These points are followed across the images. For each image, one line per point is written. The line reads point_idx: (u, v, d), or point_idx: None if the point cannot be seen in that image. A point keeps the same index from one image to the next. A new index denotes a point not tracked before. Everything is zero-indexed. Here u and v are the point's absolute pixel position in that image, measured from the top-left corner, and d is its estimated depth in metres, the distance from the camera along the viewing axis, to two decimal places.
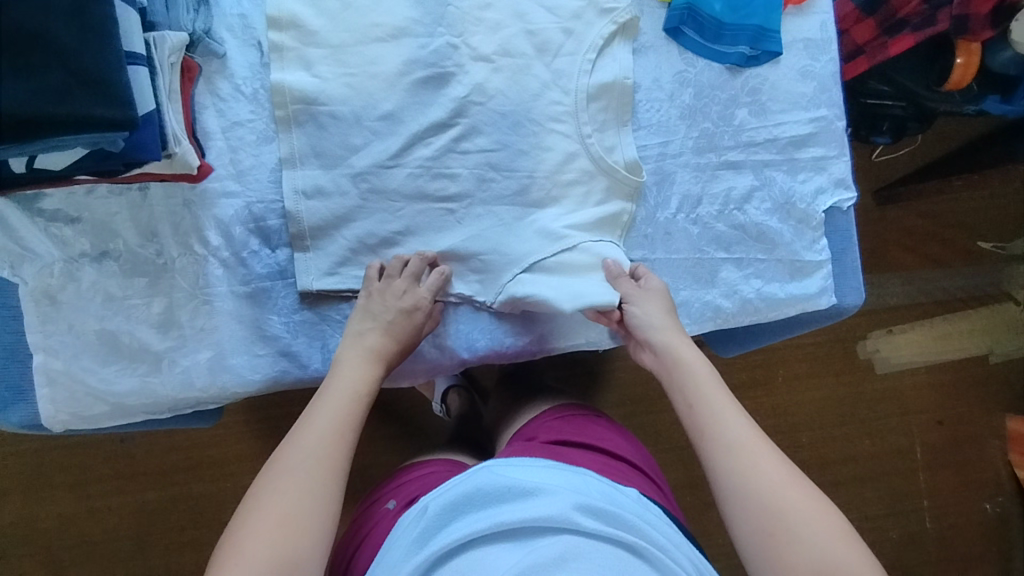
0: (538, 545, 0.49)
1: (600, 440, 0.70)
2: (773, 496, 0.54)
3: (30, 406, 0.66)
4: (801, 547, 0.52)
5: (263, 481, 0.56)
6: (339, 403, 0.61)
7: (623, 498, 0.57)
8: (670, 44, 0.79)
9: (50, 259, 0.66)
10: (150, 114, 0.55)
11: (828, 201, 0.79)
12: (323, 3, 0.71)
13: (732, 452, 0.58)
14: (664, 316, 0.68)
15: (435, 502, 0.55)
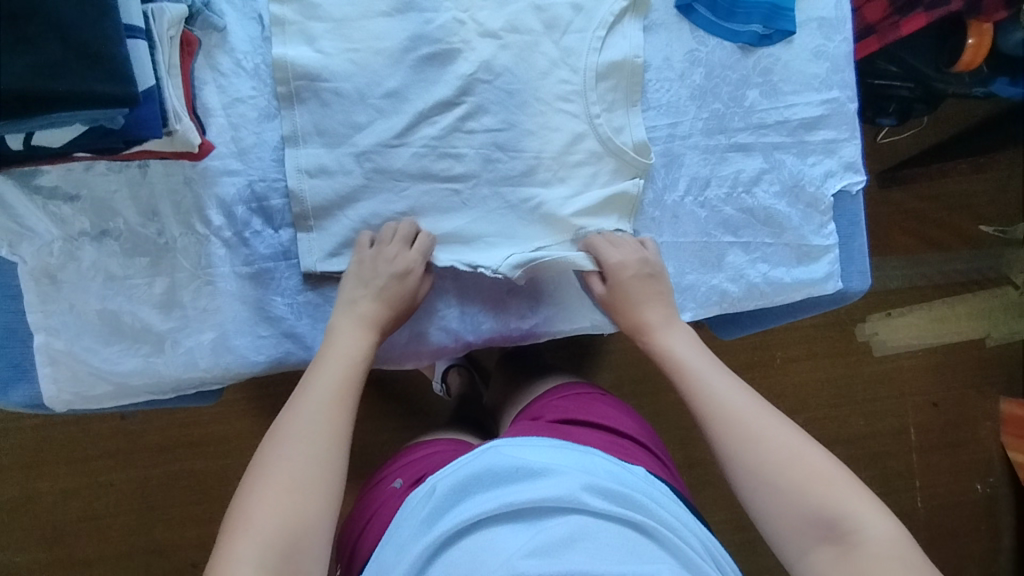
0: (548, 526, 0.49)
1: (605, 418, 0.70)
2: (764, 453, 0.58)
3: (31, 386, 0.66)
4: (797, 492, 0.56)
5: (265, 455, 0.55)
6: (336, 372, 0.61)
7: (628, 475, 0.57)
8: (682, 22, 0.77)
9: (50, 237, 0.64)
10: (151, 90, 0.53)
11: (837, 184, 0.79)
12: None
13: (720, 414, 0.61)
14: (644, 300, 0.70)
15: (444, 482, 0.55)
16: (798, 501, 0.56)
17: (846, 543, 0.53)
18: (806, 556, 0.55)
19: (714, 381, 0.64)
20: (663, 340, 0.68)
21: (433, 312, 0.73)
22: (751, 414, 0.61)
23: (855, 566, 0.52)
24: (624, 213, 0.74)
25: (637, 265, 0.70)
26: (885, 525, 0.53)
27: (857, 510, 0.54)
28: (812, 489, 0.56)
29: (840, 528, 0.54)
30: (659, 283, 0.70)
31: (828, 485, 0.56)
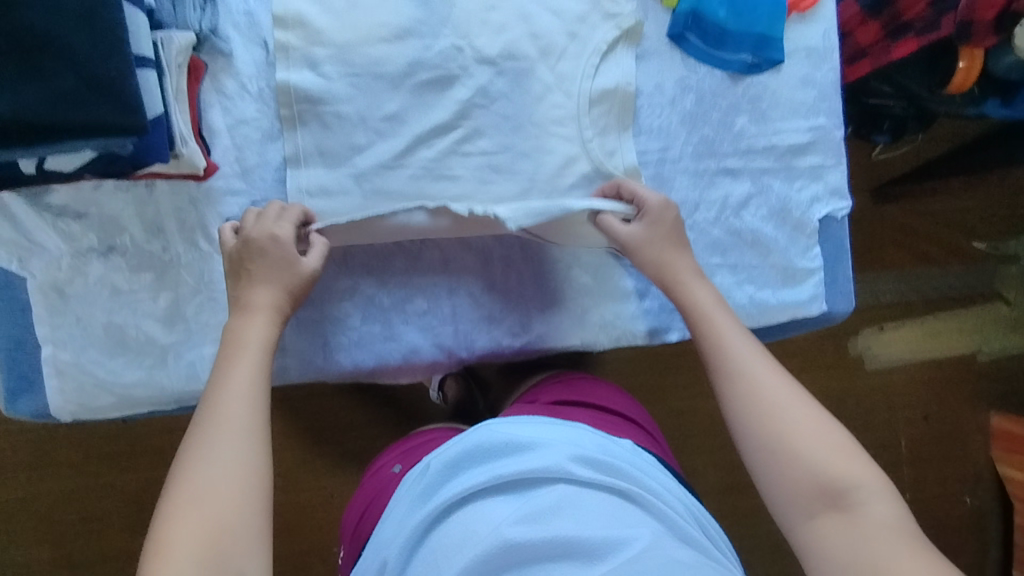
0: (535, 495, 0.54)
1: (589, 395, 0.77)
2: (782, 424, 0.63)
3: (37, 397, 0.68)
4: (814, 462, 0.61)
5: (176, 477, 0.56)
6: (240, 377, 0.61)
7: (615, 447, 0.62)
8: (674, 50, 0.79)
9: (59, 253, 0.67)
10: (158, 117, 0.56)
11: (824, 210, 0.81)
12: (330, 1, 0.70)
13: (752, 383, 0.66)
14: (671, 243, 0.72)
15: (437, 459, 0.60)
16: (810, 470, 0.61)
17: (851, 512, 0.59)
18: (811, 521, 0.60)
19: (741, 347, 0.68)
20: (688, 290, 0.71)
21: (427, 326, 0.75)
22: (773, 386, 0.66)
23: (859, 532, 0.58)
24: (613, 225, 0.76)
25: (661, 211, 0.72)
26: (886, 502, 0.59)
27: (865, 484, 0.60)
28: (828, 462, 0.61)
29: (846, 497, 0.59)
30: (681, 230, 0.72)
31: (839, 458, 0.61)
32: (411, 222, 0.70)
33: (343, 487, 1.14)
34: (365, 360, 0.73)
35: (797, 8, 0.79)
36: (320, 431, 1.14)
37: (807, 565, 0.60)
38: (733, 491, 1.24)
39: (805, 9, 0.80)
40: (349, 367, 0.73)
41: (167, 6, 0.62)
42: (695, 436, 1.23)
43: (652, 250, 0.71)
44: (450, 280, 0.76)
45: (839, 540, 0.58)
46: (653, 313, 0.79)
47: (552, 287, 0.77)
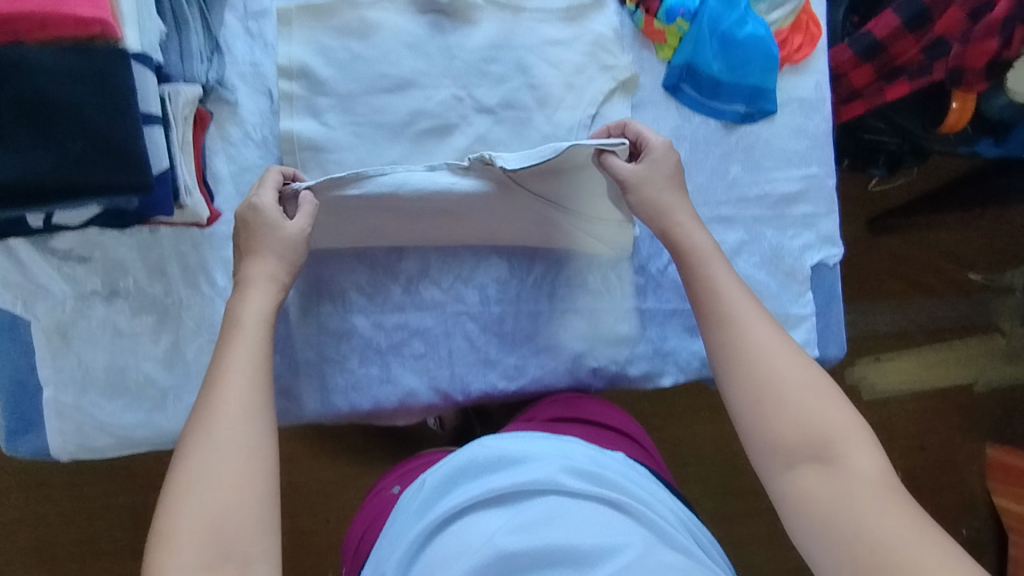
0: (527, 508, 0.54)
1: (586, 411, 0.76)
2: (766, 369, 0.62)
3: (38, 437, 0.69)
4: (798, 411, 0.59)
5: (181, 459, 0.56)
6: (242, 356, 0.61)
7: (607, 460, 0.63)
8: (669, 100, 0.80)
9: (63, 296, 0.68)
10: (164, 172, 0.57)
11: (815, 256, 0.82)
12: (333, 52, 0.72)
13: (740, 326, 0.64)
14: (666, 183, 0.71)
15: (433, 476, 0.61)
16: (792, 419, 0.59)
17: (833, 465, 0.57)
18: (789, 471, 0.59)
19: (729, 295, 0.66)
20: (687, 233, 0.70)
21: (424, 369, 0.76)
22: (760, 333, 0.64)
23: (838, 485, 0.56)
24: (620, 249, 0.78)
25: (664, 152, 0.72)
26: (872, 457, 0.57)
27: (849, 438, 0.58)
28: (813, 411, 0.59)
29: (830, 448, 0.58)
30: (681, 173, 0.72)
31: (824, 410, 0.59)
32: (408, 175, 0.70)
33: (339, 514, 1.14)
34: (362, 403, 0.74)
35: (791, 60, 0.81)
36: (317, 457, 1.14)
37: (787, 519, 0.59)
38: (729, 519, 1.24)
39: (798, 60, 0.81)
40: (346, 409, 0.74)
41: (175, 60, 0.64)
42: (691, 464, 1.23)
43: (650, 188, 0.71)
44: (448, 323, 0.76)
45: (820, 491, 0.56)
46: (647, 358, 0.79)
47: (550, 331, 0.78)
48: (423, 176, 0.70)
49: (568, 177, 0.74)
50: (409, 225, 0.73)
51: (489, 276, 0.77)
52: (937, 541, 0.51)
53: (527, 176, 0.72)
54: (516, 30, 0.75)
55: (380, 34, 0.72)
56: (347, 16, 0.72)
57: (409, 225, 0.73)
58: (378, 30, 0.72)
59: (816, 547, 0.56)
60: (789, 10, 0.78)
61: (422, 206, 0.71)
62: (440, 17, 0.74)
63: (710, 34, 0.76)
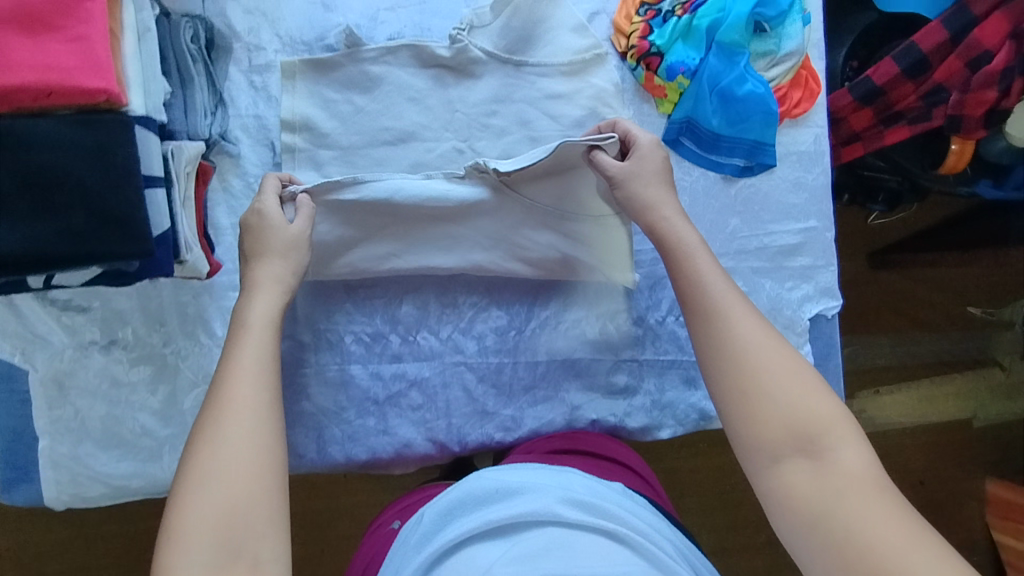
0: (525, 537, 0.53)
1: (583, 441, 0.74)
2: (749, 361, 0.59)
3: (31, 487, 0.68)
4: (781, 403, 0.58)
5: (190, 460, 0.54)
6: (249, 354, 0.60)
7: (604, 489, 0.62)
8: (669, 153, 0.81)
9: (61, 345, 0.68)
10: (164, 233, 0.57)
11: (814, 308, 0.83)
12: (336, 105, 0.73)
13: (722, 315, 0.62)
14: (654, 181, 0.69)
15: (432, 509, 0.61)
16: (778, 412, 0.57)
17: (820, 458, 0.56)
18: (776, 464, 0.57)
19: (715, 284, 0.64)
20: (673, 228, 0.68)
21: (420, 421, 0.75)
22: (746, 327, 0.61)
23: (824, 479, 0.55)
24: (616, 300, 0.79)
25: (653, 149, 0.70)
26: (857, 449, 0.56)
27: (834, 429, 0.57)
28: (797, 403, 0.57)
29: (816, 442, 0.56)
30: (669, 172, 0.70)
31: (810, 401, 0.58)
32: (402, 183, 0.70)
33: (333, 550, 1.13)
34: (358, 454, 0.74)
35: (790, 115, 0.81)
36: (313, 487, 1.14)
37: (771, 511, 0.57)
38: (728, 553, 1.23)
39: (798, 114, 0.82)
40: (341, 459, 0.74)
41: (179, 114, 0.64)
42: (690, 496, 1.23)
43: (639, 184, 0.69)
44: (445, 373, 0.76)
45: (806, 486, 0.55)
46: (645, 410, 0.79)
47: (549, 379, 0.78)
48: (420, 184, 0.71)
49: (567, 184, 0.73)
50: (409, 240, 0.73)
51: (488, 325, 0.77)
52: (924, 535, 0.50)
53: (522, 180, 0.72)
54: (518, 84, 0.76)
55: (383, 88, 0.73)
56: (350, 70, 0.73)
57: (409, 244, 0.73)
58: (381, 84, 0.73)
59: (801, 541, 0.54)
60: (790, 66, 0.79)
61: (418, 211, 0.71)
62: (443, 71, 0.75)
63: (709, 90, 0.77)
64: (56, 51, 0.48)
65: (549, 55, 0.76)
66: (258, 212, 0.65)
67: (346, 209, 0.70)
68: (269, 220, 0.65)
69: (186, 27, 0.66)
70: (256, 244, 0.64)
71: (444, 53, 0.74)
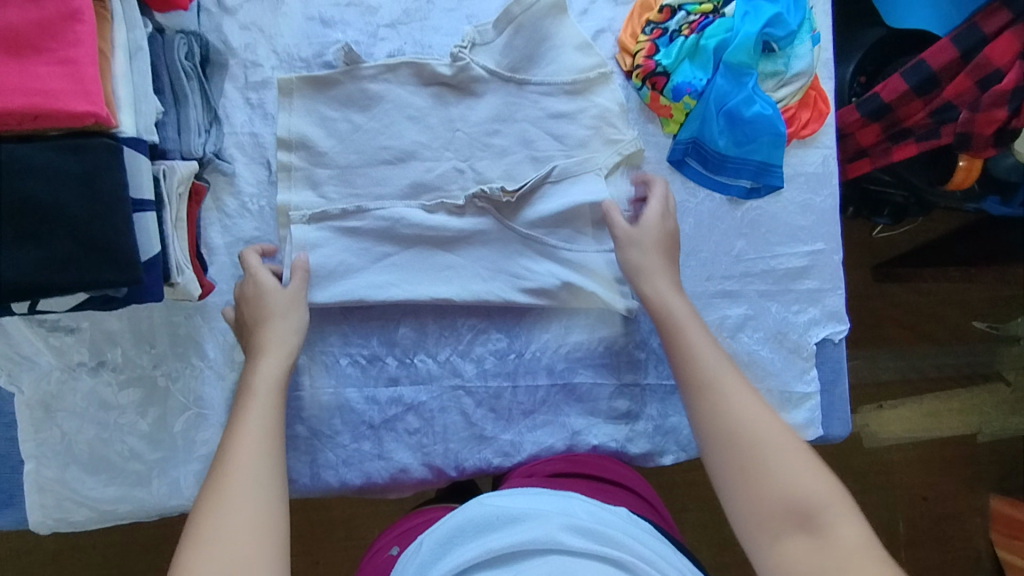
0: (525, 568, 0.51)
1: (585, 465, 0.72)
2: (744, 438, 0.60)
3: (15, 511, 0.66)
4: (777, 480, 0.58)
5: (194, 533, 0.53)
6: (254, 420, 0.60)
7: (609, 515, 0.60)
8: (674, 174, 0.79)
9: (48, 367, 0.67)
10: (154, 257, 0.55)
11: (821, 332, 0.81)
12: (333, 123, 0.71)
13: (713, 390, 0.64)
14: (658, 247, 0.71)
15: (430, 537, 0.60)
16: (776, 488, 0.58)
17: (820, 536, 0.55)
18: (776, 544, 0.56)
19: (709, 358, 0.65)
20: (664, 299, 0.69)
21: (417, 445, 0.73)
22: (738, 400, 0.63)
23: (826, 556, 0.54)
24: (618, 324, 0.77)
25: (658, 218, 0.72)
26: (857, 526, 0.55)
27: (833, 506, 0.56)
28: (793, 480, 0.58)
29: (815, 520, 0.56)
30: (674, 242, 0.72)
31: (807, 476, 0.58)
32: (406, 212, 0.70)
33: (328, 564, 1.11)
34: (353, 479, 0.72)
35: (798, 136, 0.79)
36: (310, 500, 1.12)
37: None
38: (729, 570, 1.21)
39: (807, 134, 0.80)
40: (335, 484, 0.72)
41: (172, 133, 0.63)
42: (690, 512, 1.21)
43: (636, 251, 0.71)
44: (444, 398, 0.74)
45: (809, 565, 0.54)
46: (648, 436, 0.77)
47: (549, 404, 0.76)
48: (422, 214, 0.71)
49: (573, 212, 0.73)
50: (409, 270, 0.71)
51: (487, 349, 0.75)
52: None
53: (526, 206, 0.73)
54: (520, 103, 0.74)
55: (382, 106, 0.72)
56: (349, 88, 0.71)
57: (408, 275, 0.71)
58: (380, 102, 0.72)
59: None
60: (798, 88, 0.77)
61: (421, 241, 0.71)
62: (444, 89, 0.73)
63: (716, 110, 0.75)
64: (41, 75, 0.47)
65: (552, 74, 0.74)
66: (254, 282, 0.66)
67: (348, 237, 0.70)
68: (265, 287, 0.65)
69: (180, 44, 0.65)
70: (258, 310, 0.65)
71: (445, 71, 0.73)
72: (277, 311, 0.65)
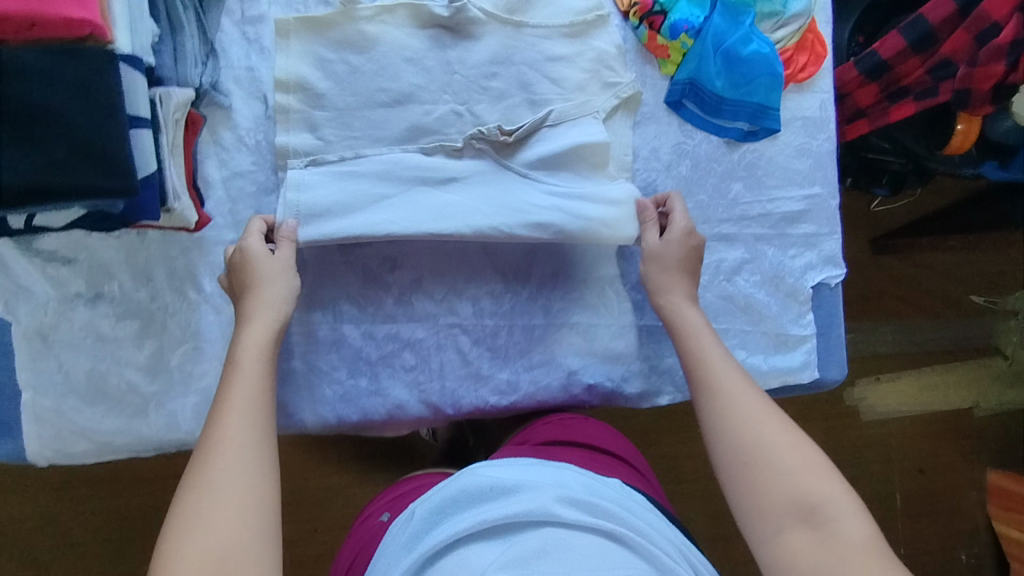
0: (520, 540, 0.51)
1: (579, 433, 0.73)
2: (750, 434, 0.61)
3: (13, 442, 0.67)
4: (781, 473, 0.59)
5: (174, 527, 0.52)
6: (241, 393, 0.60)
7: (603, 487, 0.59)
8: (671, 115, 0.79)
9: (46, 298, 0.67)
10: (151, 176, 0.56)
11: (817, 276, 0.81)
12: (331, 65, 0.71)
13: (718, 390, 0.65)
14: (674, 259, 0.72)
15: (423, 506, 0.59)
16: (779, 483, 0.58)
17: (823, 531, 0.55)
18: (778, 536, 0.57)
19: (716, 365, 0.67)
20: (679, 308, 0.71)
21: (414, 382, 0.74)
22: (744, 400, 0.64)
23: (828, 552, 0.54)
24: (611, 265, 0.78)
25: (682, 237, 0.72)
26: (859, 520, 0.56)
27: (837, 499, 0.57)
28: (797, 476, 0.58)
29: (819, 514, 0.56)
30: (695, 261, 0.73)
31: (809, 471, 0.58)
32: (404, 157, 0.70)
33: (327, 528, 1.12)
34: (350, 415, 0.73)
35: (796, 79, 0.79)
36: (309, 464, 1.12)
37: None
38: (725, 539, 1.21)
39: (803, 79, 0.80)
40: (333, 420, 0.73)
41: (168, 62, 0.63)
42: (688, 481, 1.21)
43: (659, 266, 0.72)
44: (440, 335, 0.74)
45: (811, 559, 0.54)
46: (643, 376, 0.78)
47: (546, 345, 0.76)
48: (418, 156, 0.70)
49: (573, 150, 0.72)
50: (407, 209, 0.69)
51: (483, 290, 0.76)
52: None
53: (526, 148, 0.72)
54: (517, 46, 0.74)
55: (379, 48, 0.71)
56: (346, 29, 0.71)
57: (403, 212, 0.68)
58: (377, 45, 0.71)
59: None
60: (795, 29, 0.77)
61: (419, 181, 0.70)
62: (441, 31, 0.73)
63: (713, 50, 0.75)
64: None
65: (549, 17, 0.75)
66: (242, 250, 0.66)
67: (346, 180, 0.69)
68: (252, 252, 0.65)
69: None
70: (245, 275, 0.65)
71: (441, 12, 0.72)
72: (264, 276, 0.65)
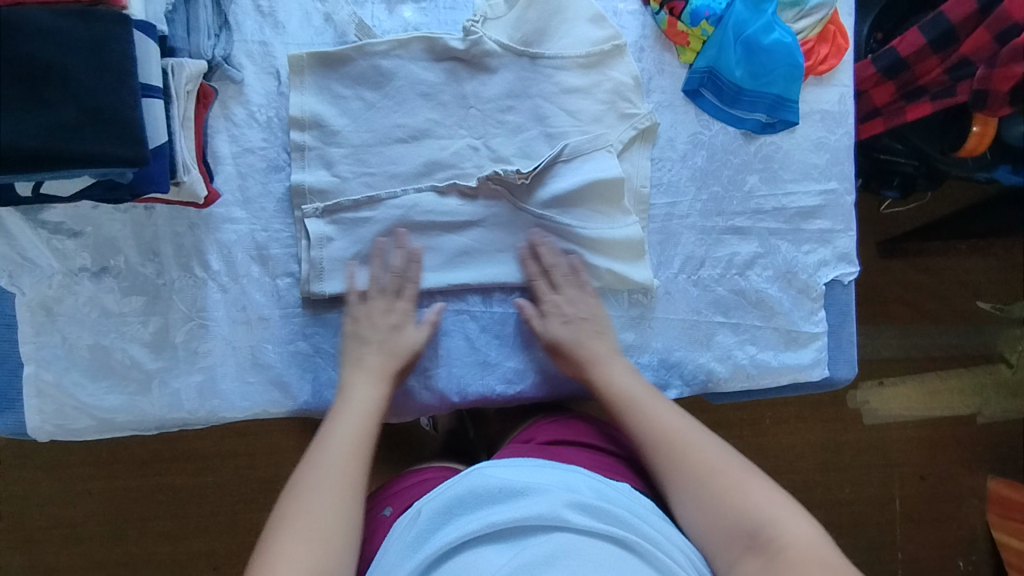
0: (527, 546, 0.50)
1: (591, 433, 0.70)
2: (689, 467, 0.61)
3: (15, 415, 0.66)
4: (721, 505, 0.58)
5: (287, 508, 0.56)
6: (358, 407, 0.64)
7: (613, 493, 0.58)
8: (688, 105, 0.79)
9: (51, 271, 0.66)
10: (162, 147, 0.55)
11: (830, 273, 0.80)
12: (346, 102, 0.70)
13: (647, 434, 0.64)
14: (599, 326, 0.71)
15: (429, 506, 0.56)
16: (721, 513, 0.58)
17: (768, 555, 0.55)
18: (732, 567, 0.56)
19: (649, 409, 0.65)
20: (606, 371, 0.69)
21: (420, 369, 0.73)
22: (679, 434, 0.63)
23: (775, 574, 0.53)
24: None
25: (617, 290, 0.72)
26: (799, 525, 0.56)
27: (776, 515, 0.56)
28: (736, 502, 0.58)
29: (762, 538, 0.55)
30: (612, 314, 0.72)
31: (752, 494, 0.58)
32: (418, 198, 0.70)
33: None
34: None
35: (816, 71, 0.78)
36: None
37: None
38: None
39: (823, 71, 0.79)
40: None
41: (181, 32, 0.64)
42: None
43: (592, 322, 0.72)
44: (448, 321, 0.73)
45: None
46: (652, 369, 0.76)
47: None
48: (434, 201, 0.70)
49: (587, 192, 0.71)
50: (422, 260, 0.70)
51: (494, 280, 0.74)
52: None
53: (542, 186, 0.72)
54: (534, 78, 0.73)
55: (394, 83, 0.71)
56: (361, 65, 0.70)
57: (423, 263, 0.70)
58: (393, 79, 0.70)
59: None
60: (818, 19, 0.76)
61: (433, 225, 0.70)
62: (456, 64, 0.72)
63: (733, 38, 0.74)
64: None
65: (566, 47, 0.74)
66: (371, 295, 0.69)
67: (362, 228, 0.69)
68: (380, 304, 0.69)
69: None
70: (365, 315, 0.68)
71: (457, 45, 0.71)
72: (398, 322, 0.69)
